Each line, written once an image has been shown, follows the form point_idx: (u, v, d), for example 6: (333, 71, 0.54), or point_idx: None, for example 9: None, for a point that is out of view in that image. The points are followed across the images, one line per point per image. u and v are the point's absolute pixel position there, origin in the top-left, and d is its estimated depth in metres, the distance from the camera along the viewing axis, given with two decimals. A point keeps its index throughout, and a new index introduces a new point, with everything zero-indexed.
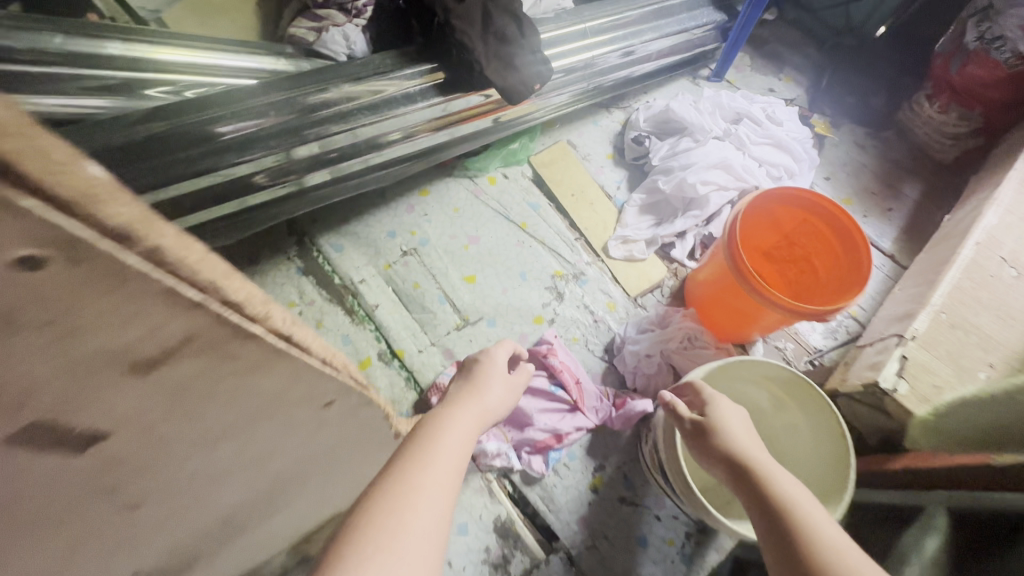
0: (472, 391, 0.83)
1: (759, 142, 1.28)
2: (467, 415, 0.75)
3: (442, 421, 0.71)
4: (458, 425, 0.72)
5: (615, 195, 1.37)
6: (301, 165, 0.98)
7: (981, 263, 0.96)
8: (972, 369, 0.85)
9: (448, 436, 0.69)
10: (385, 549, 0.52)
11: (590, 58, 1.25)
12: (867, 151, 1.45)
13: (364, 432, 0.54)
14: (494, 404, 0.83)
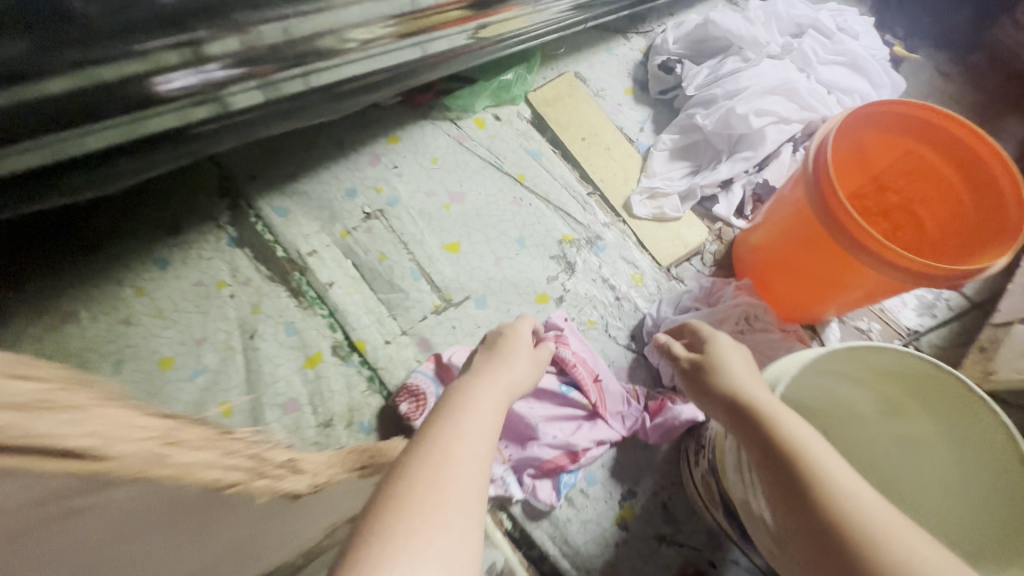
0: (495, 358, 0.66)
1: (828, 60, 0.97)
2: (489, 388, 0.58)
3: (459, 399, 0.55)
4: (483, 404, 0.55)
5: (637, 139, 1.07)
6: (220, 75, 0.64)
7: None
8: None
9: (478, 403, 0.55)
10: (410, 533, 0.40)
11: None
12: (952, 81, 1.15)
13: (160, 494, 0.25)
14: (520, 373, 0.65)
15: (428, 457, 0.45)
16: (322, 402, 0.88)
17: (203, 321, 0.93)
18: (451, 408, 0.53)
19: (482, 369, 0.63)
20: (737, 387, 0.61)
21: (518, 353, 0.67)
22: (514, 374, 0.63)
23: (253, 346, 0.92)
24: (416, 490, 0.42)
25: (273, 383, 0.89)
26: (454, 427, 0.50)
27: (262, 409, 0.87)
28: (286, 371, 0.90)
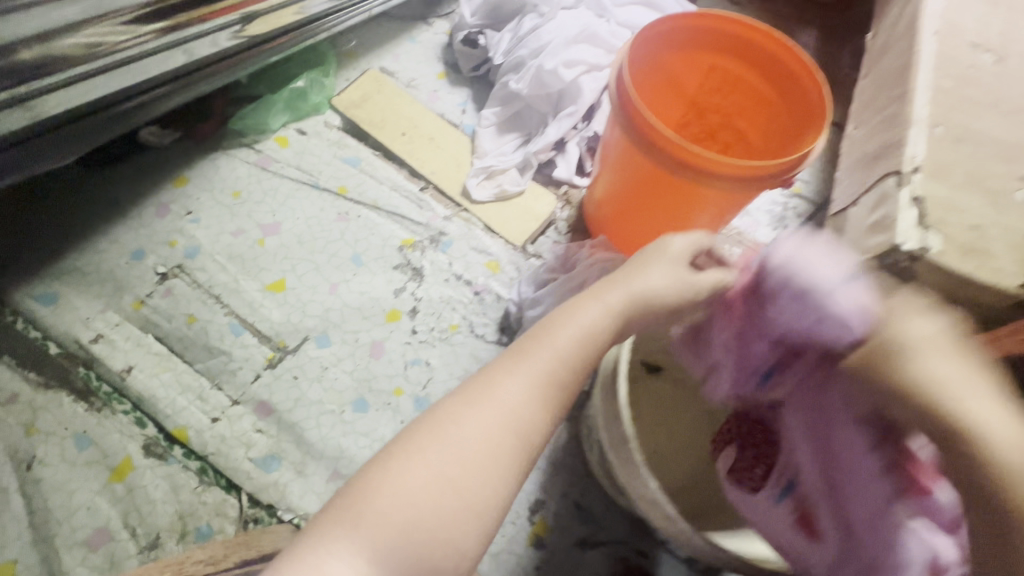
0: (631, 271, 0.51)
1: (624, 2, 0.95)
2: (596, 301, 0.47)
3: (565, 321, 0.46)
4: (598, 305, 0.47)
5: (462, 122, 0.98)
6: None
7: (949, 54, 0.69)
8: (1006, 190, 0.58)
9: (570, 328, 0.45)
10: (462, 422, 0.40)
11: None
12: (746, 8, 1.20)
13: None
14: (653, 288, 0.50)
15: (517, 368, 0.43)
16: (142, 519, 0.68)
17: None
18: (551, 343, 0.44)
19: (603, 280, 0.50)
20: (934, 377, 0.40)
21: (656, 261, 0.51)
22: (643, 293, 0.49)
23: (33, 479, 0.70)
24: (491, 388, 0.42)
25: (69, 517, 0.68)
26: (539, 365, 0.43)
27: (58, 555, 0.66)
28: (85, 496, 0.69)
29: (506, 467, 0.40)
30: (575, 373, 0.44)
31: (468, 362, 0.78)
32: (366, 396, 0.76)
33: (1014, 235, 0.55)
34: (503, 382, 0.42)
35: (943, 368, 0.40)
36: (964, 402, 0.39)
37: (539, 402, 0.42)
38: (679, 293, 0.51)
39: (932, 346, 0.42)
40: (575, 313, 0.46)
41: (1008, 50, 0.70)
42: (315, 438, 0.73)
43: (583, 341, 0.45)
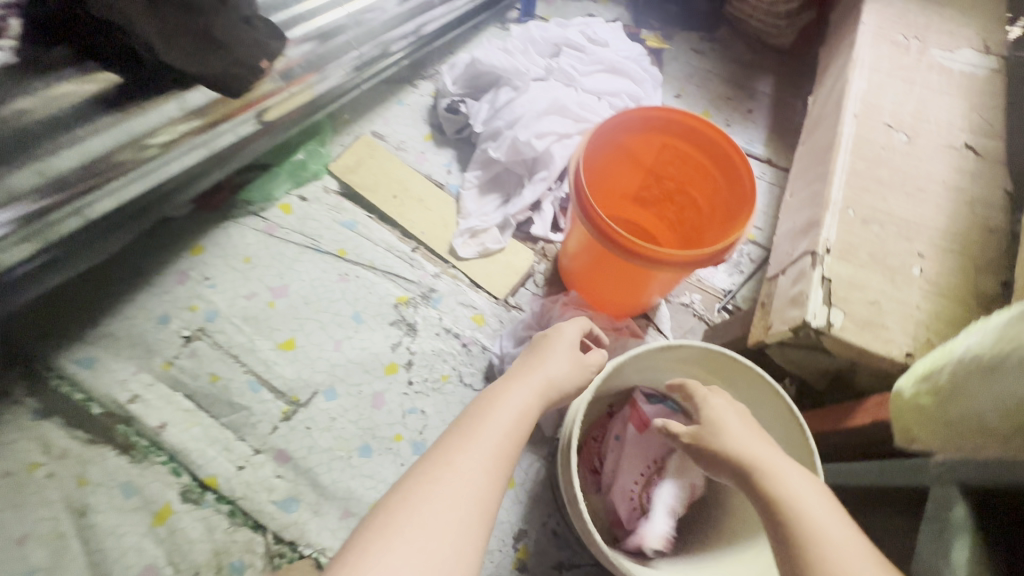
0: (532, 364, 0.69)
1: (590, 71, 1.05)
2: (519, 384, 0.64)
3: (497, 398, 0.62)
4: (523, 387, 0.64)
5: (448, 182, 1.09)
6: None
7: (866, 137, 0.79)
8: (903, 267, 0.69)
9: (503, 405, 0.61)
10: (431, 481, 0.52)
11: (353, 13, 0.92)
12: (708, 57, 1.29)
13: None
14: (556, 372, 0.68)
15: (465, 434, 0.57)
16: (183, 557, 0.80)
17: (18, 516, 0.81)
18: (489, 414, 0.59)
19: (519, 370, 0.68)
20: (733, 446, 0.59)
21: (556, 351, 0.71)
22: (551, 376, 0.67)
23: (88, 524, 0.81)
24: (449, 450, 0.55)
25: (121, 558, 0.80)
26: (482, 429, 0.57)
27: None
28: (133, 539, 0.81)
29: (470, 517, 0.51)
30: (513, 435, 0.59)
31: (458, 408, 0.90)
32: (370, 442, 0.87)
33: (906, 308, 0.66)
34: (461, 445, 0.55)
35: (738, 443, 0.59)
36: (746, 454, 0.58)
37: (492, 462, 0.55)
38: (576, 377, 0.70)
39: (725, 420, 0.63)
40: (505, 393, 0.62)
41: (919, 130, 0.80)
42: (328, 482, 0.85)
43: (514, 413, 0.60)
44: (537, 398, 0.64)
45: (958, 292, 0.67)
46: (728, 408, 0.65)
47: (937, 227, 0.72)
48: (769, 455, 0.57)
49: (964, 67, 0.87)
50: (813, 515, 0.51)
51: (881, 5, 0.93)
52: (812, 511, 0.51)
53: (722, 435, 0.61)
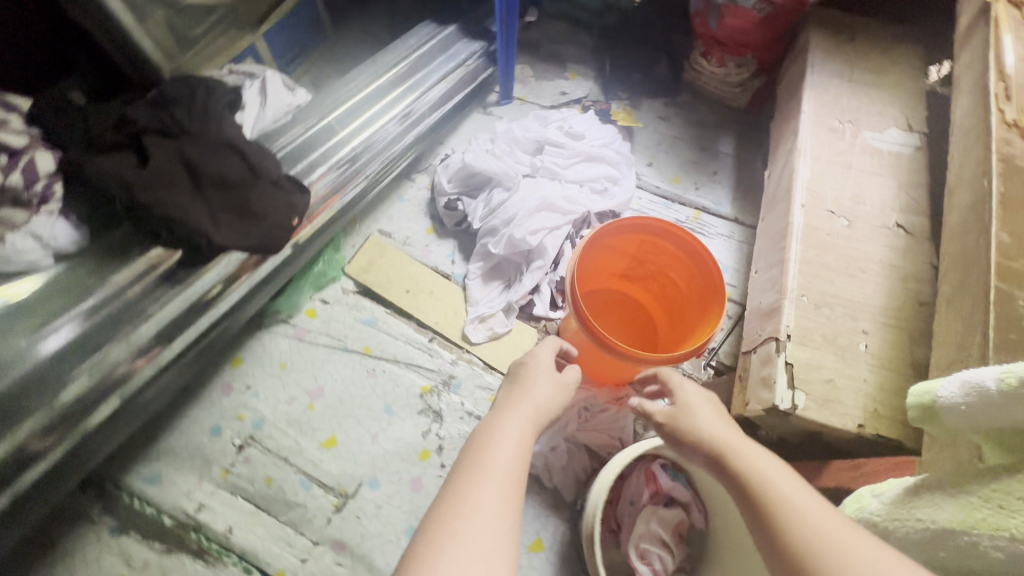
0: (521, 393, 0.75)
1: (571, 164, 1.17)
2: (513, 413, 0.70)
3: (493, 429, 0.66)
4: (514, 417, 0.69)
5: (453, 272, 1.21)
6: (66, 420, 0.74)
7: (813, 225, 0.93)
8: (851, 344, 0.82)
9: (500, 433, 0.65)
10: (452, 518, 0.52)
11: (352, 133, 1.04)
12: (673, 122, 1.42)
13: None
14: (541, 398, 0.75)
15: (471, 463, 0.59)
16: None
17: None
18: (490, 444, 0.62)
19: (508, 403, 0.73)
20: (707, 431, 0.67)
21: (538, 380, 0.78)
22: (539, 403, 0.73)
23: None
24: (463, 482, 0.56)
25: None
26: (486, 454, 0.60)
27: None
28: None
29: (498, 542, 0.51)
30: (515, 457, 0.61)
31: None
32: (415, 524, 0.99)
33: (857, 382, 0.80)
34: (478, 470, 0.58)
35: (707, 428, 0.68)
36: (716, 434, 0.66)
37: (506, 479, 0.58)
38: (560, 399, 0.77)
39: (696, 407, 0.72)
40: (501, 425, 0.67)
41: (857, 214, 0.94)
42: (383, 564, 0.97)
43: (511, 437, 0.64)
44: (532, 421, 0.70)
45: (898, 363, 0.81)
46: (702, 397, 0.75)
47: (878, 304, 0.86)
48: (736, 440, 0.64)
49: (892, 146, 1.01)
50: (784, 482, 0.56)
51: (818, 92, 1.07)
52: (783, 481, 0.56)
53: (698, 416, 0.70)
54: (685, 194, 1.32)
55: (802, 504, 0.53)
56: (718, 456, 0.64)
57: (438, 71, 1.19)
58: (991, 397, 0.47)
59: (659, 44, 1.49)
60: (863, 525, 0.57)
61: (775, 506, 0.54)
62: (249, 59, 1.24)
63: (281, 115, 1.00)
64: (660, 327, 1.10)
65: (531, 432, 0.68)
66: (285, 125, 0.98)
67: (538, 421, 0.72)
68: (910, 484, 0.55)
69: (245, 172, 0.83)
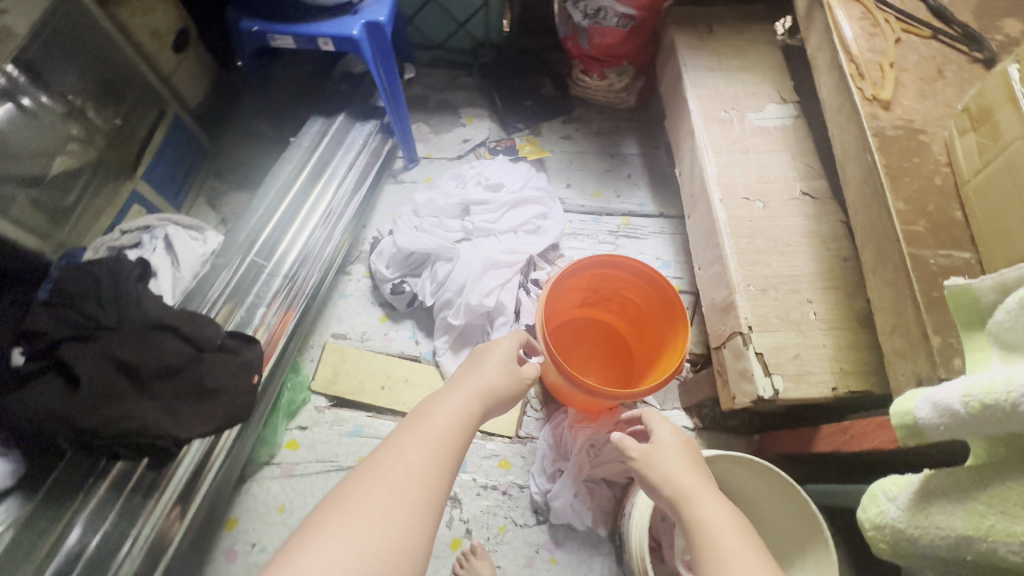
0: (469, 370, 0.79)
1: (499, 215, 1.19)
2: (458, 391, 0.74)
3: (434, 402, 0.71)
4: (458, 392, 0.73)
5: (421, 352, 1.20)
6: None
7: (736, 216, 1.00)
8: (803, 316, 0.90)
9: (439, 405, 0.70)
10: (379, 477, 0.60)
11: (277, 258, 1.00)
12: (576, 139, 1.47)
13: None
14: (488, 378, 0.77)
15: (408, 429, 0.66)
16: None
17: None
18: (429, 415, 0.68)
19: (457, 378, 0.77)
20: (674, 476, 0.72)
21: (492, 361, 0.79)
22: (488, 382, 0.76)
23: None
24: (395, 444, 0.63)
25: None
26: (423, 424, 0.67)
27: None
28: None
29: (414, 507, 0.59)
30: (450, 430, 0.67)
31: (525, 549, 1.02)
32: None
33: (819, 350, 0.87)
34: (404, 437, 0.65)
35: (674, 474, 0.72)
36: (679, 478, 0.71)
37: (435, 454, 0.63)
38: (506, 377, 0.79)
39: (673, 451, 0.76)
40: (442, 399, 0.72)
41: (768, 193, 1.02)
42: None
43: (449, 412, 0.69)
44: (473, 400, 0.73)
45: (846, 320, 0.90)
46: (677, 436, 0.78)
47: (811, 272, 0.94)
48: (693, 484, 0.70)
49: (776, 121, 1.10)
50: (728, 535, 0.63)
51: (699, 88, 1.14)
52: (728, 532, 0.64)
53: (669, 462, 0.74)
54: (610, 204, 1.37)
55: (741, 560, 0.60)
56: (681, 499, 0.69)
57: (342, 165, 1.16)
58: (959, 416, 0.43)
59: (539, 68, 1.54)
60: (887, 532, 0.52)
61: (712, 558, 0.62)
62: (135, 205, 1.13)
63: (198, 267, 0.96)
64: (630, 342, 1.15)
65: (473, 406, 0.72)
66: (206, 276, 0.94)
67: (484, 402, 0.75)
68: (919, 485, 0.50)
69: (188, 351, 0.79)
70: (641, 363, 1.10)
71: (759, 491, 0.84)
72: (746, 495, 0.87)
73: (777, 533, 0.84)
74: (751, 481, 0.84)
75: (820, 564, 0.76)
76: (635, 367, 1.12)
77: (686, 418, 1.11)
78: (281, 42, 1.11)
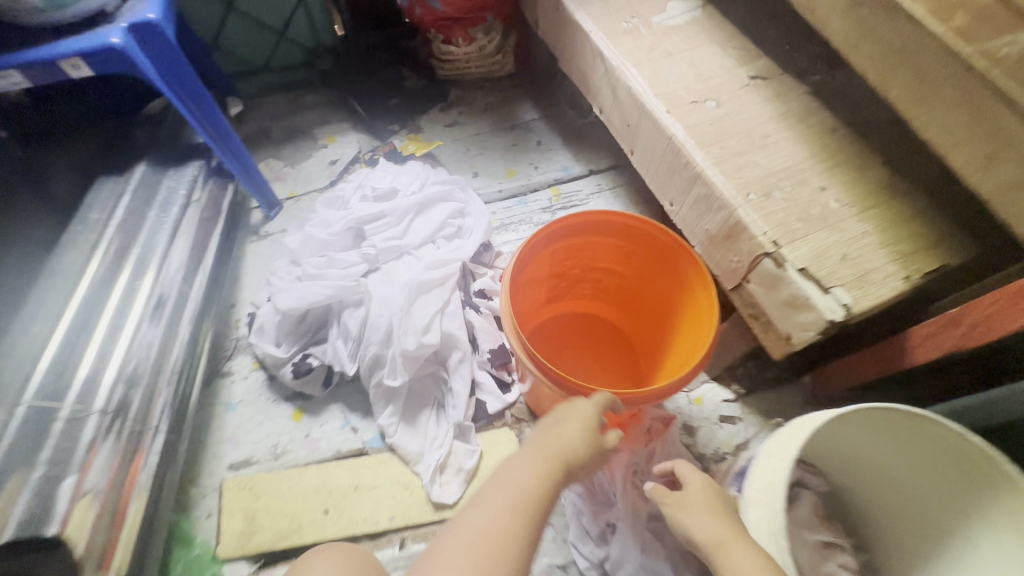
0: (549, 429, 0.61)
1: (405, 226, 0.90)
2: (530, 463, 0.57)
3: (501, 476, 0.56)
4: (529, 461, 0.57)
5: (364, 441, 0.85)
6: None
7: (692, 123, 0.79)
8: (825, 208, 0.70)
9: (505, 479, 0.55)
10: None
11: (83, 388, 0.63)
12: (465, 122, 1.22)
13: None
14: (573, 443, 0.59)
15: (466, 519, 0.52)
16: None
17: None
18: (489, 497, 0.54)
19: (534, 440, 0.60)
20: (701, 522, 0.56)
21: (576, 416, 0.61)
22: (570, 449, 0.58)
23: None
24: (449, 539, 0.50)
25: None
26: (483, 508, 0.53)
27: None
28: None
29: None
30: (517, 514, 0.52)
31: None
32: None
33: (864, 240, 0.67)
34: (466, 535, 0.50)
35: (699, 521, 0.56)
36: (701, 531, 0.56)
37: (495, 555, 0.49)
38: (594, 447, 0.60)
39: (705, 493, 0.59)
40: (511, 471, 0.56)
41: (716, 88, 0.83)
42: None
43: (516, 488, 0.54)
44: (550, 473, 0.56)
45: (872, 195, 0.71)
46: (777, 468, 0.54)
47: (806, 156, 0.75)
48: (728, 529, 0.54)
49: (685, 16, 0.93)
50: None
51: (586, 7, 0.95)
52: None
53: (697, 520, 0.57)
54: (531, 180, 1.13)
55: None
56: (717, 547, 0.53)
57: (162, 229, 0.81)
58: None
59: (394, 60, 1.29)
60: None
61: None
62: None
63: None
64: (623, 323, 0.90)
65: (548, 483, 0.56)
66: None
67: (562, 480, 0.57)
68: None
69: None
70: (649, 343, 0.85)
71: (876, 436, 0.61)
72: (857, 442, 0.64)
73: (916, 480, 0.62)
74: (860, 430, 0.61)
75: (1006, 503, 0.54)
76: (644, 352, 0.87)
77: (723, 390, 0.89)
78: (1, 81, 0.75)
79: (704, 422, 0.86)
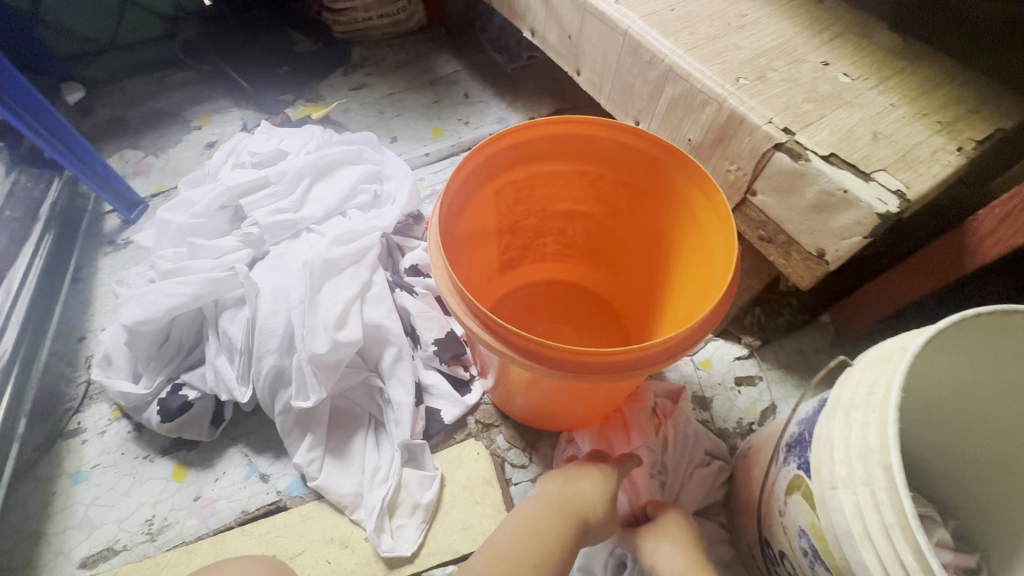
0: (559, 482, 0.52)
1: (301, 197, 0.68)
2: (542, 518, 0.48)
3: (511, 530, 0.47)
4: (540, 515, 0.48)
5: (280, 490, 0.62)
6: None
7: (650, 11, 0.62)
8: (836, 84, 0.54)
9: (512, 537, 0.46)
10: None
11: None
12: (374, 83, 1.01)
13: None
14: (590, 497, 0.51)
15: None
16: None
17: None
18: (495, 556, 0.44)
19: (546, 491, 0.52)
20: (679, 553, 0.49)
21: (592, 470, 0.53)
22: (588, 504, 0.50)
23: None
24: None
25: None
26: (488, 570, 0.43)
27: None
28: None
29: None
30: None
31: None
32: None
33: (895, 114, 0.52)
34: None
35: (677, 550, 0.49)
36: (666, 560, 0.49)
37: None
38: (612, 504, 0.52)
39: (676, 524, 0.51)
40: (519, 527, 0.47)
41: None
42: None
43: (525, 547, 0.45)
44: (561, 526, 0.47)
45: (888, 63, 0.56)
46: (873, 425, 0.37)
47: (796, 32, 0.59)
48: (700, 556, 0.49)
49: None
50: None
51: None
52: None
53: (665, 536, 0.50)
54: (461, 137, 0.94)
55: None
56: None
57: None
58: None
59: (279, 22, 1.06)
60: None
61: None
62: None
63: None
64: (599, 283, 0.72)
65: (561, 542, 0.46)
66: None
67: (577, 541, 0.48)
68: None
69: None
70: (638, 300, 0.67)
71: (965, 364, 0.43)
72: (938, 387, 0.45)
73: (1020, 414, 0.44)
74: (945, 360, 0.43)
75: None
76: (633, 312, 0.68)
77: (734, 345, 0.71)
78: None
79: (718, 390, 0.68)
